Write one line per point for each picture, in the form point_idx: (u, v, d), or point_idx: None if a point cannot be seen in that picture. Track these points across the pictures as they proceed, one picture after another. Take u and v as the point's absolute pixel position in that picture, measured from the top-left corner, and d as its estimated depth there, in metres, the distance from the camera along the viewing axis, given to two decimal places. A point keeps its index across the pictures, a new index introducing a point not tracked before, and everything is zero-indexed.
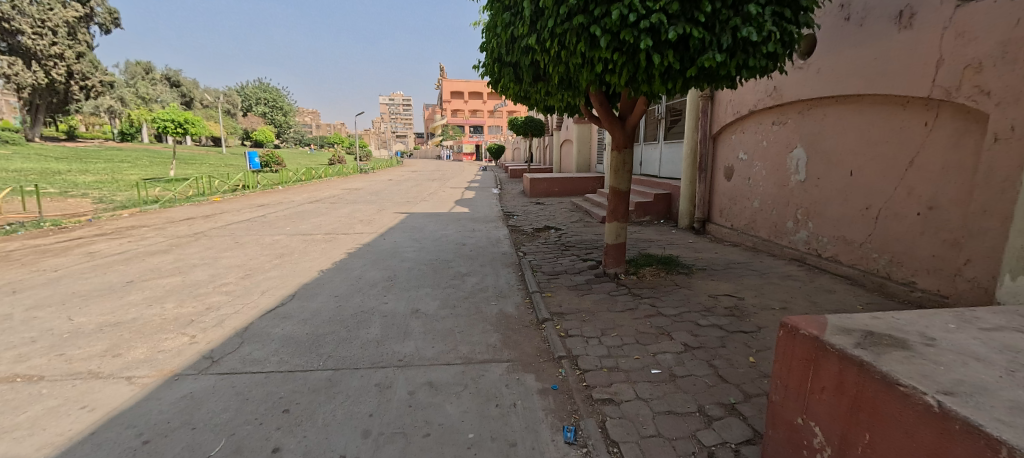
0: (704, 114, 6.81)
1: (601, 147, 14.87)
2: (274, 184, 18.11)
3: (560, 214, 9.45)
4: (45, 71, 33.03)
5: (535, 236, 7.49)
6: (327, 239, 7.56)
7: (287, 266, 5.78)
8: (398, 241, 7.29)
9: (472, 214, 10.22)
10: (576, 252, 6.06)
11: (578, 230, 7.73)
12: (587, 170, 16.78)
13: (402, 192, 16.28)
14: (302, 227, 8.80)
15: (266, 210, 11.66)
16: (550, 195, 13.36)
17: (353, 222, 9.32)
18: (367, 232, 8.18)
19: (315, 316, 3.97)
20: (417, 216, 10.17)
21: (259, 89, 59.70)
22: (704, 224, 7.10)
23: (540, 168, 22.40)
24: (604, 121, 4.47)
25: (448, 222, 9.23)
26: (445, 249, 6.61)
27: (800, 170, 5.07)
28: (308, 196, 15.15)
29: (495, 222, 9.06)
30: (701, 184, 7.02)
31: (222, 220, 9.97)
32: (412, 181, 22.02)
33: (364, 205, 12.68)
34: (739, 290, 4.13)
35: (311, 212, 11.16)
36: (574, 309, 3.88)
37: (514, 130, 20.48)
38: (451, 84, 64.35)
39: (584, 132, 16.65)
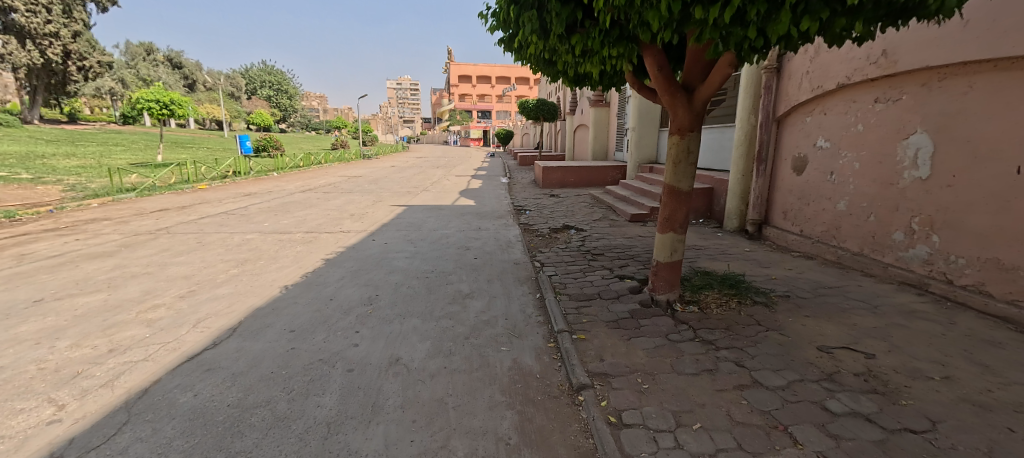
0: (767, 91, 5.47)
1: (621, 133, 13.47)
2: (268, 171, 16.99)
3: (580, 210, 8.21)
4: (40, 51, 32.06)
5: (553, 240, 6.27)
6: (307, 240, 6.39)
7: (247, 278, 4.62)
8: (390, 243, 6.11)
9: (478, 208, 8.99)
10: (607, 264, 4.82)
11: (604, 231, 6.49)
12: (604, 158, 15.43)
13: (403, 180, 15.06)
14: (282, 223, 7.64)
15: (251, 200, 10.51)
16: (565, 186, 12.08)
17: (342, 218, 8.13)
18: (355, 230, 7.00)
19: (251, 369, 2.78)
20: (416, 210, 8.95)
21: (263, 72, 58.39)
22: (760, 228, 5.80)
23: (551, 155, 20.98)
24: (662, 94, 3.18)
25: (451, 218, 8.01)
26: (444, 256, 5.42)
27: (919, 164, 3.78)
28: (301, 184, 13.97)
29: (506, 219, 7.82)
30: (758, 178, 5.69)
31: (197, 213, 8.86)
32: (415, 168, 20.86)
33: (359, 195, 11.52)
34: (857, 338, 2.89)
35: (299, 204, 10.00)
36: (623, 366, 2.67)
37: (525, 114, 19.02)
38: (458, 68, 62.39)
39: (601, 116, 15.21)
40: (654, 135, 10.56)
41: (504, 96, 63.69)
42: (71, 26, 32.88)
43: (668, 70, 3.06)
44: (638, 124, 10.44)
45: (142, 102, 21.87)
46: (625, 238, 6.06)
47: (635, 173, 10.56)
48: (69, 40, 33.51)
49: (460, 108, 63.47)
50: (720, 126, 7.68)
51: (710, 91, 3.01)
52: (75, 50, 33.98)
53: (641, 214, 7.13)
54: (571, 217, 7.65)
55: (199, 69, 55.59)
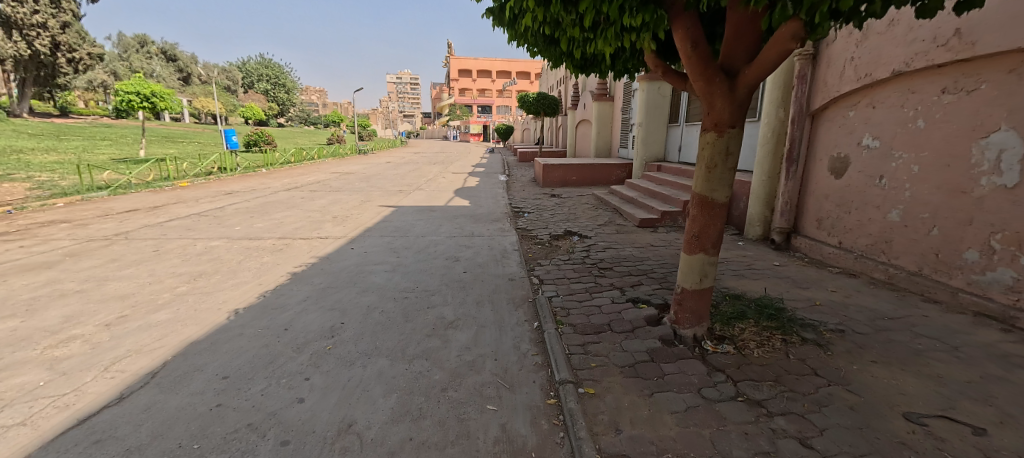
0: (800, 81, 4.76)
1: (626, 129, 12.75)
2: (256, 167, 16.31)
3: (584, 213, 7.53)
4: (27, 42, 31.26)
5: (554, 248, 5.58)
6: (278, 247, 5.72)
7: (193, 298, 3.95)
8: (370, 252, 5.43)
9: (473, 210, 8.32)
10: (617, 281, 4.13)
11: (611, 239, 5.80)
12: (607, 155, 14.73)
13: (397, 178, 14.36)
14: (256, 226, 6.95)
15: (230, 200, 9.83)
16: (566, 185, 11.39)
17: (323, 220, 7.45)
18: (334, 235, 6.32)
19: (154, 442, 2.11)
20: (405, 211, 8.25)
21: (259, 65, 57.46)
22: (789, 237, 5.11)
23: (552, 151, 20.25)
24: (694, 80, 2.48)
25: (443, 221, 7.32)
26: (429, 269, 4.74)
27: (1003, 168, 3.10)
28: (289, 182, 13.28)
29: (502, 222, 7.13)
30: (788, 180, 4.99)
31: (167, 214, 8.20)
32: (411, 164, 20.20)
33: (347, 194, 10.84)
34: (951, 400, 2.21)
35: (281, 204, 9.31)
36: (647, 444, 1.99)
37: (525, 108, 18.26)
38: (457, 62, 61.36)
39: (605, 111, 14.47)
40: (662, 131, 9.81)
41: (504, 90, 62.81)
42: (59, 17, 32.04)
43: (705, 46, 2.38)
44: (646, 120, 9.70)
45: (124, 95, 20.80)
46: (636, 247, 5.38)
47: (642, 172, 9.84)
48: (58, 31, 32.70)
49: (460, 103, 62.60)
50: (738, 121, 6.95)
51: (760, 75, 2.32)
52: (64, 41, 33.16)
53: (651, 219, 6.43)
54: (574, 221, 6.97)
55: (194, 61, 54.69)
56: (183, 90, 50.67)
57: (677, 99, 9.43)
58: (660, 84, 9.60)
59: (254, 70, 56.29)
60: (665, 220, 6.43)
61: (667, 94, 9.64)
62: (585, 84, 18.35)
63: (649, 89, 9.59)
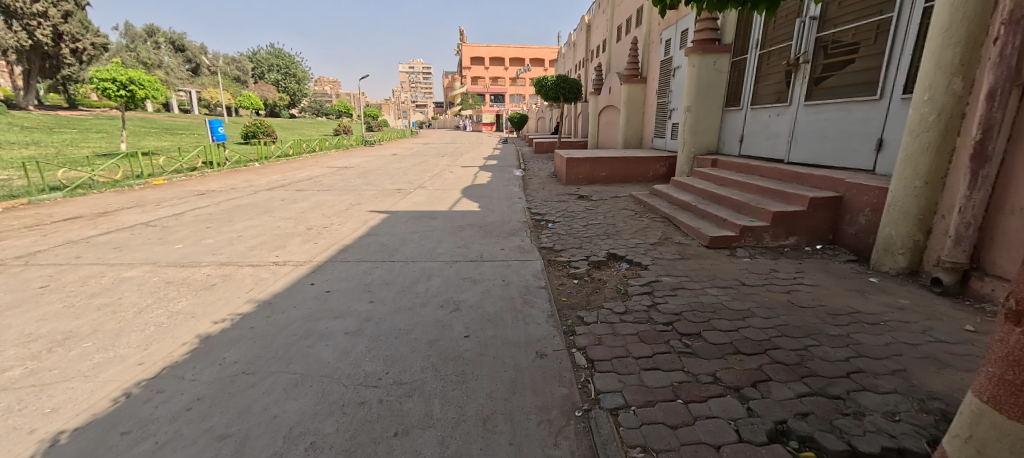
0: (1011, 32, 2.98)
1: (664, 116, 10.88)
2: (248, 161, 14.89)
3: (626, 224, 5.79)
4: (28, 32, 30.27)
5: (596, 285, 3.88)
6: (210, 281, 4.11)
7: (8, 399, 2.37)
8: (333, 291, 3.80)
9: (483, 218, 6.62)
10: (721, 369, 2.43)
11: (677, 269, 4.07)
12: (637, 145, 12.92)
13: (399, 173, 12.73)
14: (201, 245, 5.38)
15: (198, 203, 8.31)
16: (593, 182, 9.69)
17: (291, 234, 5.85)
18: (295, 260, 4.70)
19: None
20: (399, 220, 6.62)
21: (268, 54, 56.14)
22: (966, 278, 3.35)
23: (571, 141, 18.38)
24: None
25: (443, 236, 5.65)
26: (413, 329, 3.10)
27: None
28: (277, 178, 11.75)
29: (521, 237, 5.45)
30: (973, 191, 3.22)
31: (110, 223, 6.73)
32: (418, 156, 18.64)
33: (338, 194, 9.29)
34: None
35: (254, 208, 7.76)
36: None
37: (543, 94, 16.39)
38: (470, 49, 59.35)
39: (635, 94, 12.60)
40: (716, 116, 7.95)
41: (518, 78, 60.70)
42: (60, 5, 30.94)
43: None
44: (696, 102, 7.84)
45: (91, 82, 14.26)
46: (720, 285, 3.64)
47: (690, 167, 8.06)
48: (60, 21, 31.60)
49: (472, 91, 60.72)
50: (841, 101, 5.10)
51: None
52: (66, 30, 32.10)
53: (726, 235, 4.66)
54: (616, 237, 5.25)
55: (203, 51, 53.67)
56: (191, 81, 49.72)
57: (738, 76, 7.50)
58: (715, 56, 7.65)
59: (262, 59, 54.92)
60: (746, 238, 4.66)
61: (724, 70, 7.71)
62: (610, 64, 16.37)
63: (701, 64, 7.67)
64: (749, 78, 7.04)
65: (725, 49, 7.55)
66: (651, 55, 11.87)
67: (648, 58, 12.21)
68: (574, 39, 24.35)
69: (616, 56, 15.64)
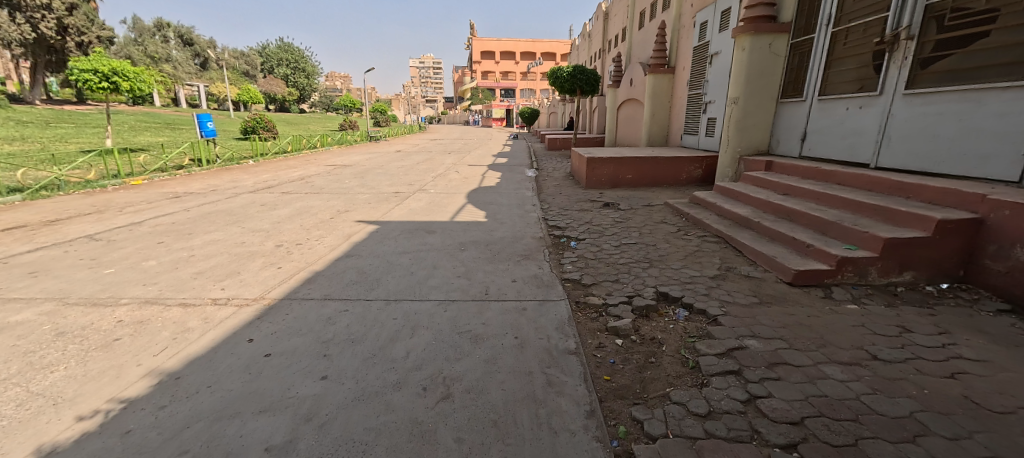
0: None
1: (698, 110, 9.62)
2: (241, 158, 13.89)
3: (669, 245, 4.61)
4: (32, 25, 29.50)
5: (649, 350, 2.69)
6: (114, 333, 3.02)
7: None
8: (275, 356, 2.67)
9: (490, 233, 5.47)
10: None
11: (762, 323, 2.86)
12: (663, 142, 11.69)
13: (400, 173, 11.63)
14: (136, 270, 4.29)
15: (166, 209, 7.26)
16: (617, 185, 8.50)
17: (253, 255, 4.75)
18: (242, 296, 3.59)
19: None
20: (389, 234, 5.51)
21: (276, 48, 55.26)
22: None
23: (587, 138, 17.14)
24: None
25: (440, 258, 4.52)
26: (374, 443, 1.96)
27: None
28: (266, 178, 10.71)
29: (538, 263, 4.29)
30: None
31: (50, 236, 5.70)
32: (423, 153, 17.54)
33: (327, 198, 8.21)
34: None
35: (225, 216, 6.70)
36: None
37: (557, 86, 15.15)
38: (481, 43, 58.10)
39: (662, 86, 11.36)
40: (769, 109, 6.72)
41: (529, 73, 59.26)
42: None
43: None
44: (744, 94, 6.64)
45: (70, 73, 12.74)
46: (840, 358, 2.44)
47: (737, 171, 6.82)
48: (65, 14, 30.72)
49: (482, 86, 59.46)
50: (965, 89, 3.90)
51: None
52: (71, 23, 31.26)
53: (817, 270, 3.44)
54: (663, 265, 4.05)
55: (211, 45, 52.94)
56: (199, 75, 49.05)
57: (799, 61, 6.26)
58: (772, 37, 6.41)
59: (271, 53, 54.03)
60: (844, 273, 3.43)
61: (781, 54, 6.47)
62: (631, 54, 15.07)
63: (753, 47, 6.43)
64: (816, 62, 5.80)
65: (784, 28, 6.31)
66: (682, 42, 10.61)
67: (678, 46, 10.94)
68: (590, 29, 22.95)
69: (638, 44, 14.35)
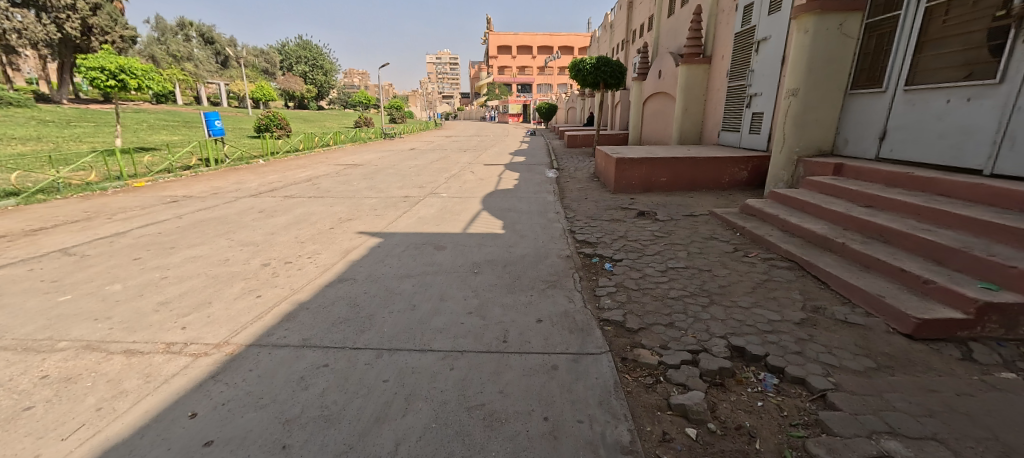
0: None
1: (740, 104, 8.68)
2: (250, 157, 13.35)
3: (730, 271, 3.79)
4: (58, 25, 29.65)
5: (737, 451, 1.91)
6: (28, 398, 2.36)
7: None
8: (218, 447, 1.97)
9: (508, 250, 4.71)
10: None
11: (897, 408, 2.06)
12: (695, 140, 10.75)
13: (412, 173, 10.94)
14: (95, 298, 3.64)
15: (159, 215, 6.65)
16: (649, 189, 7.63)
17: (233, 276, 4.05)
18: (202, 339, 2.90)
19: None
20: (393, 250, 4.79)
21: (296, 46, 55.24)
22: None
23: (609, 134, 16.21)
24: None
25: (450, 285, 3.78)
26: None
27: None
28: (271, 180, 10.12)
29: (568, 294, 3.52)
30: None
31: (22, 250, 5.10)
32: (437, 152, 16.84)
33: (331, 203, 7.54)
34: None
35: (217, 224, 6.04)
36: None
37: (579, 80, 14.20)
38: (498, 38, 57.34)
39: (696, 78, 10.42)
40: (835, 102, 5.90)
41: (547, 68, 58.18)
42: None
43: None
44: (806, 84, 5.83)
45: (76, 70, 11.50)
46: None
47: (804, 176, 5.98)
48: (89, 13, 30.56)
49: (499, 82, 58.68)
50: None
51: None
52: (95, 23, 30.96)
53: (947, 319, 2.63)
54: (726, 302, 3.21)
55: (232, 43, 53.07)
56: (220, 73, 49.29)
57: (876, 44, 5.48)
58: (842, 17, 5.56)
59: (290, 50, 54.05)
60: (986, 325, 2.62)
61: (853, 36, 5.65)
62: (660, 44, 14.09)
63: (819, 29, 5.62)
64: (904, 45, 4.99)
65: (858, 5, 5.46)
66: (722, 29, 9.66)
67: (717, 33, 9.99)
68: (612, 20, 21.89)
69: (668, 33, 13.36)
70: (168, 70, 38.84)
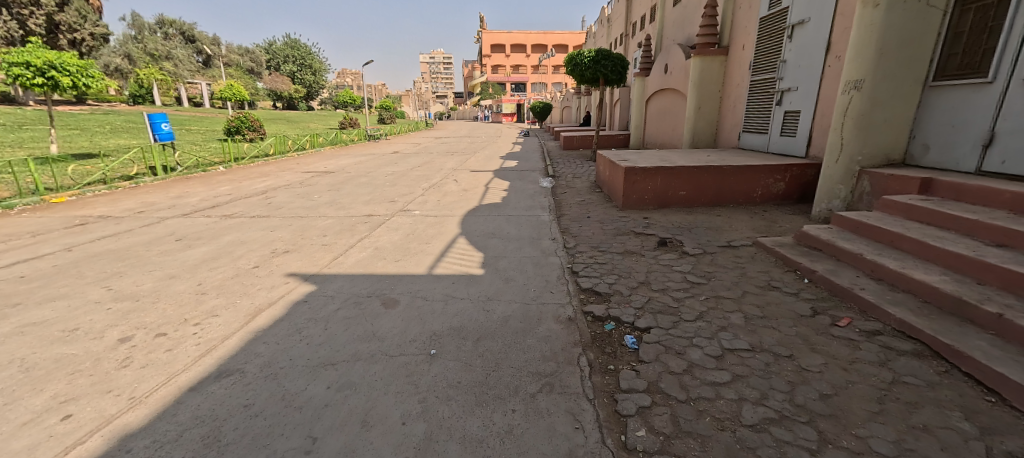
0: None
1: (769, 100, 7.34)
2: (207, 165, 11.81)
3: (824, 360, 2.44)
4: (20, 22, 27.71)
5: None
6: None
7: None
8: None
9: (485, 309, 3.32)
10: None
11: None
12: (710, 143, 9.42)
13: (385, 184, 9.51)
14: None
15: (44, 247, 5.16)
16: (664, 205, 6.29)
17: (58, 368, 2.63)
18: None
19: None
20: (324, 308, 3.39)
21: (283, 44, 53.42)
22: None
23: (609, 136, 14.86)
24: None
25: (386, 387, 2.39)
26: None
27: None
28: (218, 192, 8.62)
29: (576, 413, 2.16)
30: None
31: None
32: (421, 156, 15.40)
33: (273, 225, 6.08)
34: None
35: (107, 261, 4.57)
36: None
37: (577, 76, 12.82)
38: (491, 36, 56.06)
39: (711, 72, 9.08)
40: (911, 95, 4.65)
41: (541, 66, 56.86)
42: None
43: None
44: (877, 73, 4.54)
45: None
46: None
47: (874, 192, 4.67)
48: (55, 9, 28.44)
49: (491, 81, 57.30)
50: None
51: None
52: (62, 20, 28.87)
53: None
54: (848, 442, 1.88)
55: (215, 41, 51.09)
56: (202, 72, 47.37)
57: (973, 20, 4.26)
58: None
59: (276, 49, 52.22)
60: None
61: (938, 8, 4.43)
62: (665, 36, 12.76)
63: (894, 2, 4.35)
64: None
65: None
66: (744, 14, 8.33)
67: (735, 19, 8.66)
68: (609, 13, 20.60)
69: (674, 23, 12.03)
70: (145, 70, 36.96)
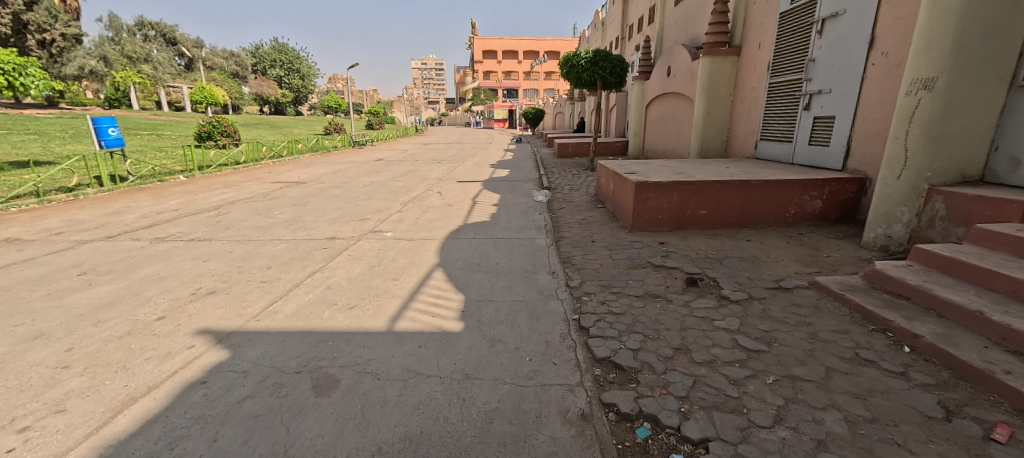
0: None
1: (794, 105, 6.45)
2: (166, 174, 10.66)
3: None
4: None
5: None
6: None
7: None
8: None
9: (459, 396, 2.29)
10: None
11: None
12: (721, 152, 8.53)
13: (360, 197, 8.46)
14: None
15: None
16: (681, 227, 5.33)
17: None
18: None
19: None
20: (229, 393, 2.35)
21: (270, 48, 52.03)
22: None
23: (606, 144, 13.96)
24: None
25: None
26: None
27: None
28: (165, 207, 7.49)
29: None
30: None
31: None
32: (406, 164, 14.35)
33: (212, 251, 5.00)
34: None
35: None
36: None
37: (573, 79, 11.91)
38: (483, 42, 55.30)
39: (723, 74, 8.20)
40: (995, 97, 3.74)
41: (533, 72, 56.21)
42: None
43: None
44: (955, 69, 3.63)
45: None
46: None
47: (952, 218, 3.73)
48: (23, 8, 26.54)
49: (483, 87, 56.51)
50: None
51: None
52: (31, 20, 27.17)
53: None
54: None
55: (198, 44, 49.53)
56: (184, 76, 45.79)
57: None
58: None
59: (263, 53, 50.77)
60: None
61: None
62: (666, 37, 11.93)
63: None
64: None
65: None
66: (760, 9, 7.47)
67: (750, 15, 7.79)
68: (604, 17, 19.83)
69: (677, 23, 11.20)
70: (122, 73, 35.38)
